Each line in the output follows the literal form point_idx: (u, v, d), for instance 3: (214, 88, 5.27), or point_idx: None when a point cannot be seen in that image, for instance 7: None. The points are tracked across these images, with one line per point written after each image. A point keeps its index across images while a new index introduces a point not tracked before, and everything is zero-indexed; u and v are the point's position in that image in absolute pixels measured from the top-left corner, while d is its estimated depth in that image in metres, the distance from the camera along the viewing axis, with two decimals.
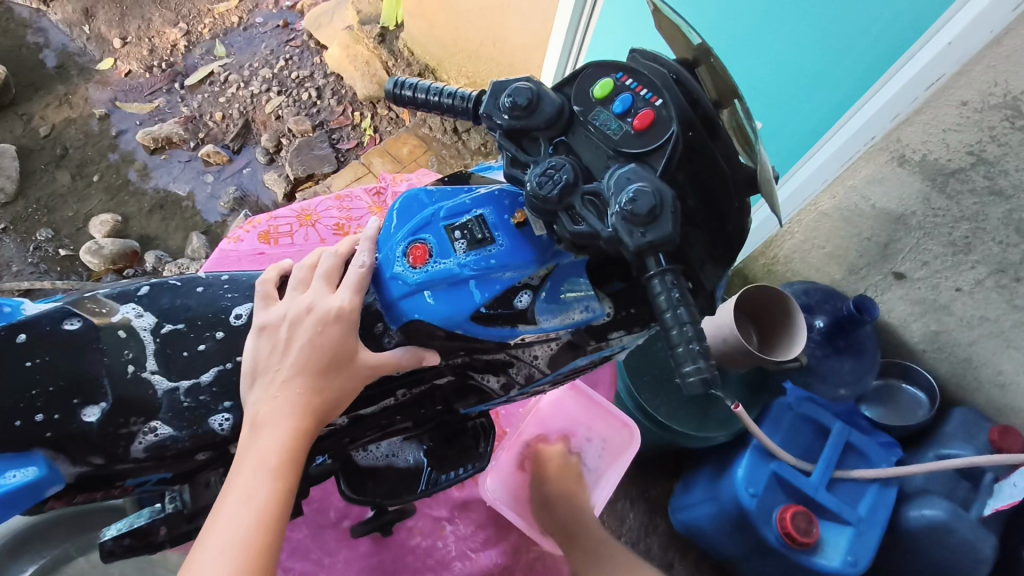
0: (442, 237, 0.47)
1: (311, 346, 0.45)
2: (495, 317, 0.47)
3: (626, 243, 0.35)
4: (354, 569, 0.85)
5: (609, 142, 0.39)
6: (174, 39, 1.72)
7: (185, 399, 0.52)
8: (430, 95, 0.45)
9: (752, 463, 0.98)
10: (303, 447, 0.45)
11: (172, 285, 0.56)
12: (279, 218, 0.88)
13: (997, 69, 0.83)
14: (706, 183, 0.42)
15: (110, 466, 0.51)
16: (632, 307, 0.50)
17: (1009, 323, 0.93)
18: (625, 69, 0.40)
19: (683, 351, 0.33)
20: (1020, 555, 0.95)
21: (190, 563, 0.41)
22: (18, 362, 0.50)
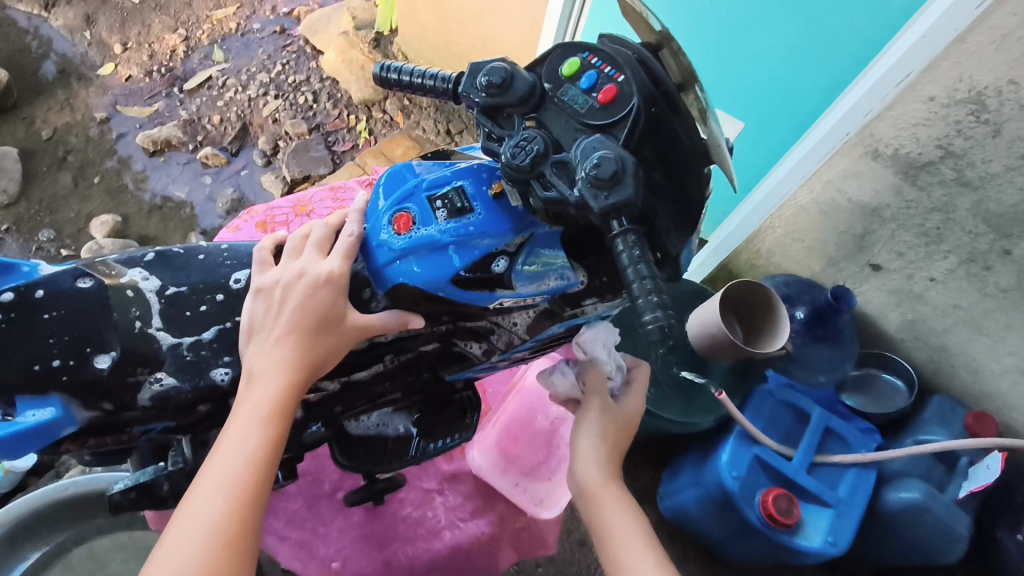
0: (425, 206, 0.49)
1: (303, 308, 0.49)
2: (475, 282, 0.50)
3: (592, 205, 0.38)
4: (348, 538, 0.88)
5: (576, 116, 0.43)
6: (173, 45, 1.76)
7: (187, 353, 0.55)
8: (414, 77, 0.48)
9: (736, 447, 1.00)
10: (292, 400, 0.49)
11: (176, 254, 0.58)
12: (276, 209, 0.92)
13: (962, 65, 0.84)
14: (669, 158, 0.46)
15: (119, 413, 0.54)
16: (604, 276, 0.54)
17: (981, 310, 0.96)
18: (591, 50, 0.44)
19: (643, 301, 0.36)
20: (996, 535, 0.98)
21: (188, 498, 0.46)
22: (36, 314, 0.52)
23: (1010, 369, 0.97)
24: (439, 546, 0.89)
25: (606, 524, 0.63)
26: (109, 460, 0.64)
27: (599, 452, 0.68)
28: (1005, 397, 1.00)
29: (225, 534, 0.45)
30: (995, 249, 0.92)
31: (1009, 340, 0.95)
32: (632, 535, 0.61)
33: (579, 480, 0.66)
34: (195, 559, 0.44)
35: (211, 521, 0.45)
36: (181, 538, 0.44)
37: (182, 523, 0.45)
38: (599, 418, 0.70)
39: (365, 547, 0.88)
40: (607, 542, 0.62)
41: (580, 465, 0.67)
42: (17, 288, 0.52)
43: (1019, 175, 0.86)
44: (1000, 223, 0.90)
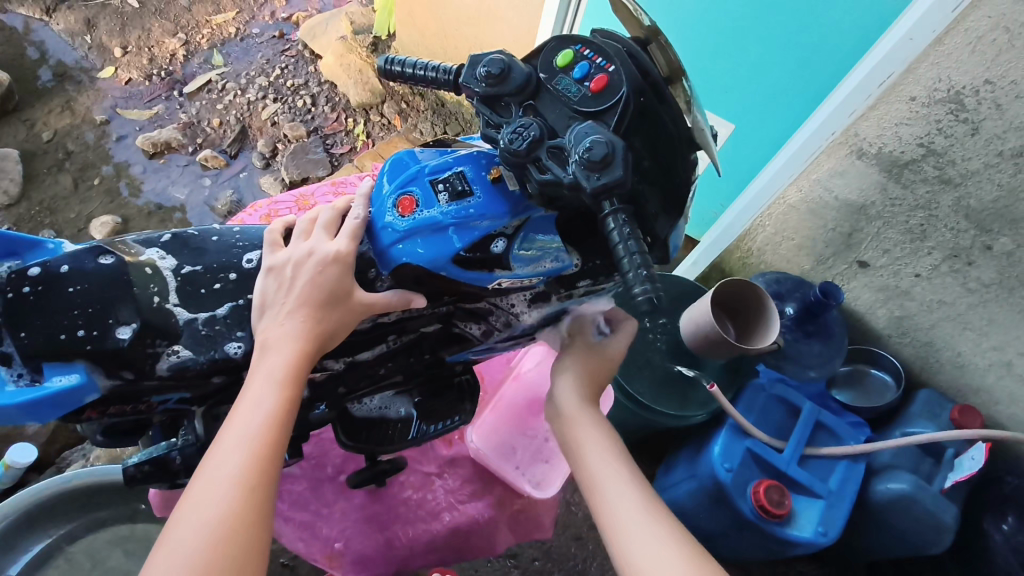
0: (427, 189, 0.52)
1: (312, 286, 0.52)
2: (474, 262, 0.52)
3: (585, 185, 0.41)
4: (350, 520, 0.90)
5: (570, 103, 0.45)
6: (173, 49, 1.79)
7: (202, 328, 0.57)
8: (416, 69, 0.51)
9: (727, 440, 1.02)
10: (305, 367, 0.52)
11: (190, 236, 0.61)
12: (279, 203, 0.95)
13: (940, 66, 0.88)
14: (657, 145, 0.48)
15: (138, 382, 0.55)
16: (597, 258, 0.57)
17: (964, 305, 0.99)
18: (583, 42, 0.47)
19: (633, 276, 0.39)
20: (982, 525, 1.00)
21: (210, 454, 0.49)
22: (61, 288, 0.54)
23: (994, 363, 1.00)
24: (439, 528, 0.91)
25: (577, 440, 0.68)
26: (121, 437, 0.66)
27: (578, 383, 0.73)
28: (989, 391, 1.02)
29: (245, 489, 0.48)
30: (977, 245, 0.94)
31: (992, 335, 0.97)
32: (601, 448, 0.66)
33: (557, 404, 0.72)
34: (219, 509, 0.46)
35: (232, 475, 0.48)
36: (204, 490, 0.47)
37: (204, 477, 0.48)
38: (581, 355, 0.75)
39: (367, 528, 0.90)
40: (577, 453, 0.67)
41: (559, 394, 0.73)
42: (44, 263, 0.54)
43: (997, 172, 0.88)
44: (981, 219, 0.92)
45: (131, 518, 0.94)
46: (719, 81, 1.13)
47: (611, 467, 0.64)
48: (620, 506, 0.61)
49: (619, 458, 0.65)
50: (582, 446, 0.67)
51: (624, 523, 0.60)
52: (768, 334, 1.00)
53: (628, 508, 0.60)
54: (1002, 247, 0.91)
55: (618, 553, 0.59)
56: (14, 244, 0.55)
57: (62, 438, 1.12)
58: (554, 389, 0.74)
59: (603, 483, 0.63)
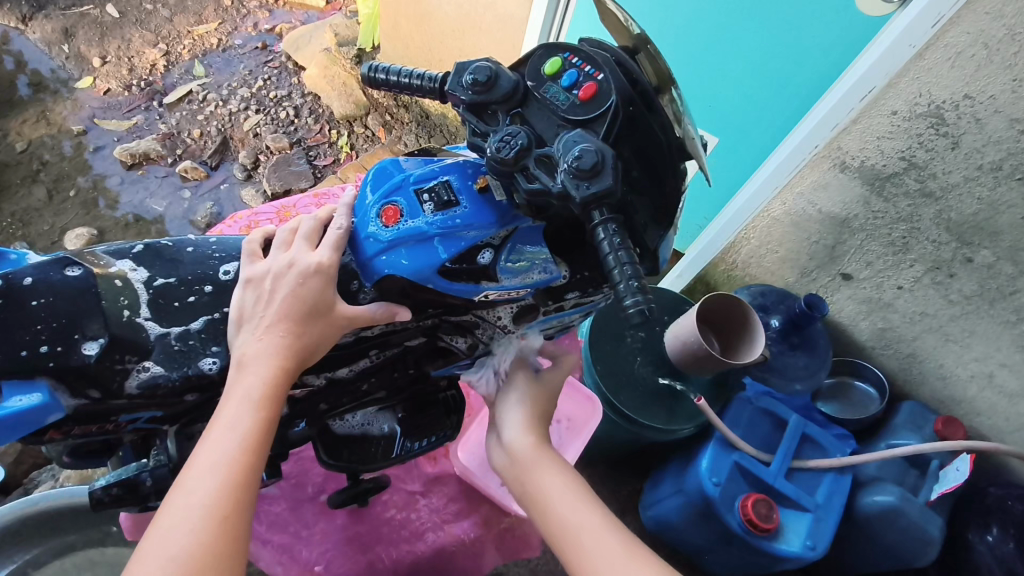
0: (413, 199, 0.50)
1: (293, 299, 0.50)
2: (461, 274, 0.51)
3: (574, 195, 0.40)
4: (331, 541, 0.87)
5: (558, 112, 0.44)
6: (153, 60, 1.76)
7: (175, 343, 0.55)
8: (401, 77, 0.50)
9: (715, 454, 1.01)
10: (283, 385, 0.50)
11: (165, 246, 0.59)
12: (261, 214, 0.93)
13: (920, 81, 0.88)
14: (646, 154, 0.48)
15: (106, 401, 0.52)
16: (585, 271, 0.55)
17: (946, 317, 0.99)
18: (571, 50, 0.46)
19: (624, 288, 0.38)
20: (967, 537, 1.00)
21: (181, 479, 0.47)
22: (23, 302, 0.51)
23: (976, 374, 1.00)
24: (423, 548, 0.88)
25: (539, 491, 0.63)
26: (88, 459, 0.63)
27: (529, 424, 0.69)
28: (971, 402, 1.03)
29: (218, 517, 0.45)
30: (958, 257, 0.94)
31: (974, 347, 0.98)
32: (567, 497, 0.62)
33: (511, 451, 0.67)
34: (190, 539, 0.44)
35: (205, 502, 0.45)
36: (175, 519, 0.45)
37: (176, 503, 0.45)
38: (524, 392, 0.71)
39: (348, 550, 0.87)
40: (542, 507, 0.62)
41: (511, 437, 0.68)
42: (6, 275, 0.51)
43: (977, 185, 0.89)
44: (962, 231, 0.92)
45: (102, 542, 0.92)
46: (702, 94, 1.14)
47: (580, 515, 0.60)
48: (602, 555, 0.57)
49: (587, 500, 0.62)
50: (546, 498, 0.62)
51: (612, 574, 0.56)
52: (753, 348, 0.99)
53: (611, 557, 0.57)
54: (982, 259, 0.92)
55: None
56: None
57: (29, 458, 1.08)
58: (503, 432, 0.69)
59: (579, 535, 0.59)
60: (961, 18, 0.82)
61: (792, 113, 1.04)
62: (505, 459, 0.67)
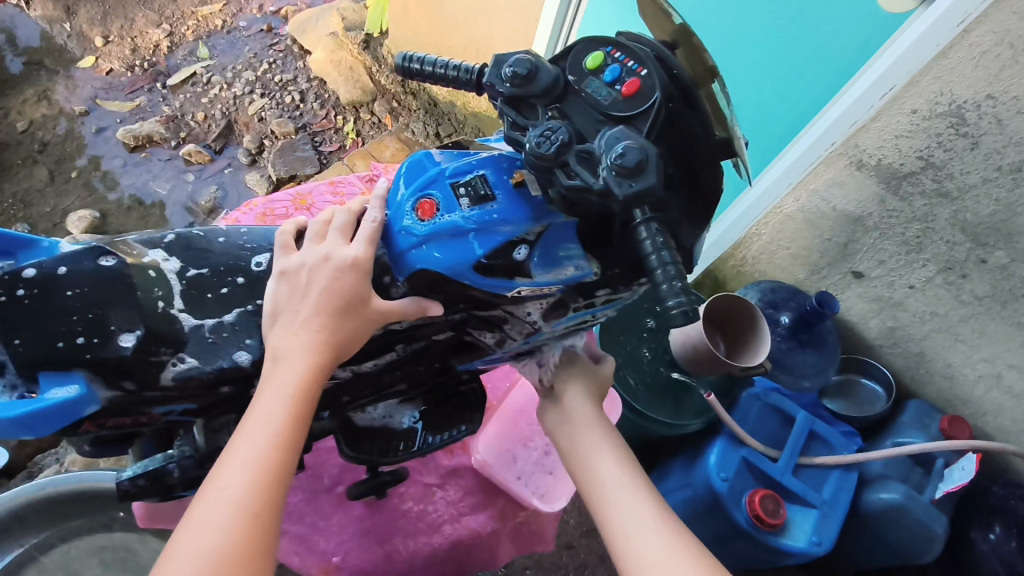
0: (448, 193, 0.50)
1: (328, 292, 0.50)
2: (494, 269, 0.50)
3: (615, 193, 0.38)
4: (349, 533, 0.87)
5: (599, 107, 0.43)
6: (157, 40, 1.75)
7: (209, 335, 0.54)
8: (439, 68, 0.46)
9: (723, 450, 1.03)
10: (319, 381, 0.50)
11: (196, 236, 0.58)
12: (276, 203, 0.91)
13: (942, 80, 0.87)
14: (681, 152, 0.47)
15: (141, 393, 0.51)
16: (617, 268, 0.54)
17: (956, 317, 1.00)
18: (613, 44, 0.44)
19: (667, 288, 0.37)
20: (969, 534, 1.02)
21: (214, 474, 0.47)
22: (58, 291, 0.50)
23: (983, 375, 1.01)
24: (441, 541, 0.88)
25: (588, 449, 0.65)
26: (111, 450, 0.63)
27: (588, 392, 0.71)
28: (977, 402, 1.04)
29: (248, 517, 0.45)
30: (971, 258, 0.95)
31: (984, 348, 0.98)
32: (611, 457, 0.64)
33: (565, 410, 0.70)
34: (221, 536, 0.44)
35: (235, 499, 0.45)
36: (207, 515, 0.44)
37: (207, 499, 0.45)
38: (581, 377, 0.73)
39: (366, 542, 0.87)
40: (585, 460, 0.64)
41: (567, 401, 0.71)
42: (39, 264, 0.51)
43: (994, 187, 0.89)
44: (977, 233, 0.93)
45: (109, 527, 0.91)
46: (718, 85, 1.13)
47: (621, 477, 0.61)
48: (628, 497, 0.60)
49: (626, 464, 0.63)
50: (591, 457, 0.64)
51: (632, 499, 0.59)
52: (757, 353, 0.96)
53: (636, 514, 0.58)
54: (997, 261, 0.92)
55: (620, 505, 0.59)
56: (5, 244, 0.52)
57: (36, 443, 1.08)
58: (561, 397, 0.71)
59: (615, 493, 0.60)
60: (988, 17, 0.81)
61: (803, 111, 1.03)
62: (557, 416, 0.70)
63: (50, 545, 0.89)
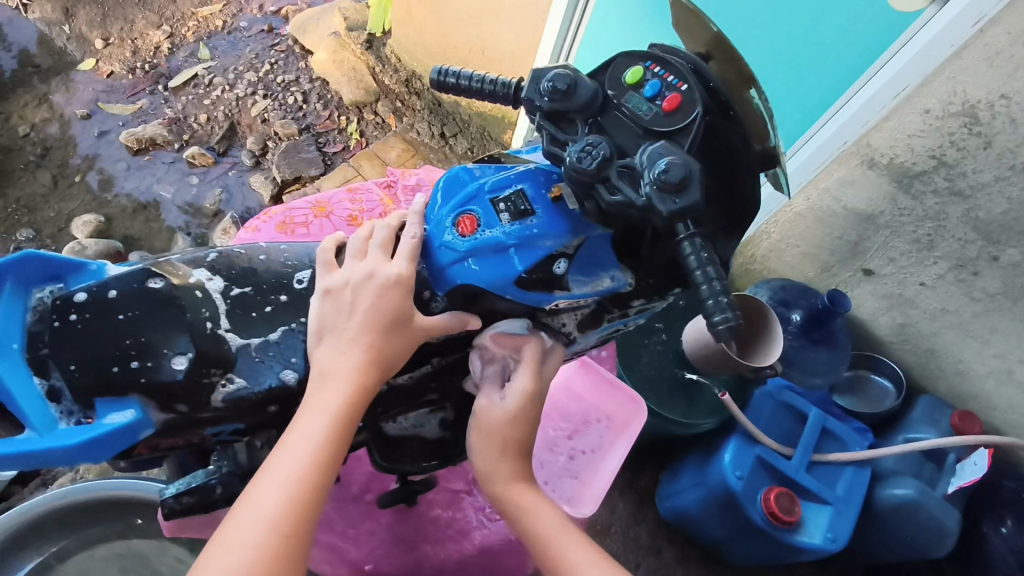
0: (489, 208, 0.51)
1: (375, 310, 0.51)
2: (534, 283, 0.51)
3: (659, 209, 0.39)
4: (378, 540, 0.88)
5: (641, 122, 0.44)
6: (157, 41, 1.73)
7: (255, 353, 0.58)
8: (471, 80, 0.48)
9: (737, 448, 1.03)
10: (361, 402, 0.51)
11: (236, 254, 0.62)
12: (295, 210, 0.92)
13: (955, 80, 0.88)
14: (719, 162, 0.49)
15: (193, 413, 0.55)
16: (651, 279, 0.56)
17: (968, 314, 1.00)
18: (653, 60, 0.45)
19: (713, 304, 0.37)
20: (981, 528, 1.02)
21: (251, 489, 0.48)
22: (111, 315, 0.55)
23: (993, 370, 1.02)
24: (470, 547, 0.89)
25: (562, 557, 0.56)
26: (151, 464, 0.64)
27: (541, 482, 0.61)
28: (988, 397, 1.05)
29: (281, 534, 0.46)
30: (983, 256, 0.95)
31: (994, 343, 0.99)
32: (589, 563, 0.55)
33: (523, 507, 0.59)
34: (254, 552, 0.45)
35: (270, 517, 0.46)
36: (243, 531, 0.46)
37: (243, 514, 0.47)
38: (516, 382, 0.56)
39: (396, 549, 0.88)
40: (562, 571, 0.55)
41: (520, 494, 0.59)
42: (89, 288, 0.56)
43: (1008, 185, 0.89)
44: (989, 230, 0.93)
45: (126, 534, 0.91)
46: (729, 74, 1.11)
47: None
48: None
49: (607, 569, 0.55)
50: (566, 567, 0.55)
51: None
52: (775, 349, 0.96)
53: None
54: (1009, 259, 0.93)
55: None
56: (58, 268, 0.58)
57: None
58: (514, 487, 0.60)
59: None
60: (1003, 17, 0.81)
61: (819, 99, 1.01)
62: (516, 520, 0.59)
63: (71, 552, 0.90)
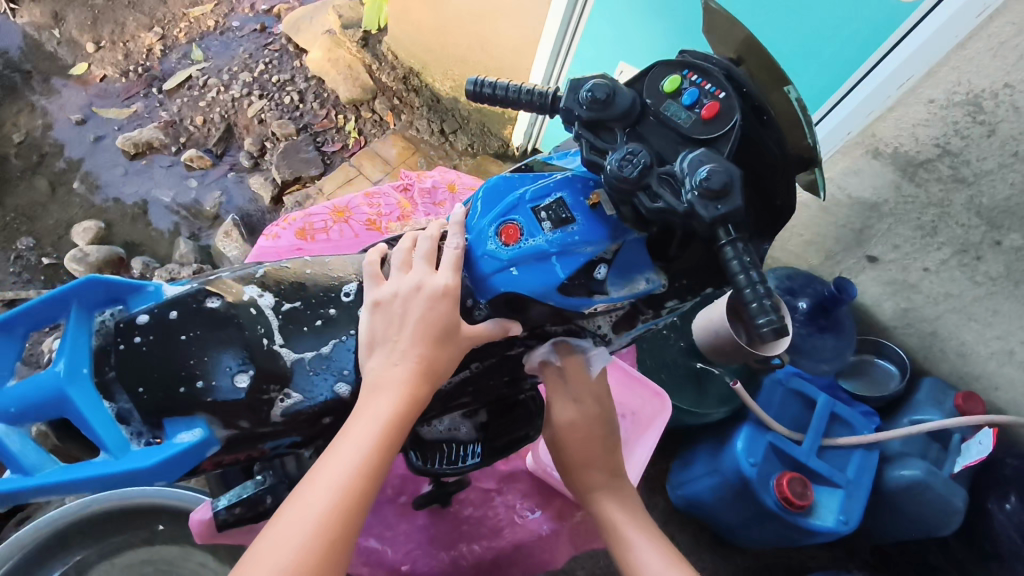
0: (530, 217, 0.57)
1: (424, 322, 0.54)
2: (576, 288, 0.57)
3: (702, 214, 0.46)
4: (415, 540, 0.91)
5: (681, 129, 0.51)
6: (150, 44, 1.71)
7: (308, 366, 0.61)
8: (510, 90, 0.56)
9: (750, 435, 1.05)
10: (411, 412, 0.54)
11: (284, 268, 0.66)
12: (314, 215, 0.98)
13: (960, 70, 0.89)
14: (755, 164, 0.54)
15: (255, 428, 0.60)
16: (683, 279, 0.62)
17: (971, 297, 1.02)
18: (690, 68, 0.52)
19: (758, 306, 0.44)
20: (986, 505, 1.04)
21: (300, 489, 0.50)
22: (175, 335, 0.59)
23: (996, 352, 1.04)
24: (504, 543, 0.93)
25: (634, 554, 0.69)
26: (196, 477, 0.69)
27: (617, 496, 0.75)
28: (990, 377, 1.07)
29: (325, 535, 0.48)
30: (986, 241, 0.97)
31: (996, 325, 1.01)
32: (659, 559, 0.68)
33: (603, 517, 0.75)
34: (299, 551, 0.47)
35: (317, 518, 0.48)
36: (290, 529, 0.48)
37: (291, 513, 0.49)
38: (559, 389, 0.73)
39: (432, 548, 0.91)
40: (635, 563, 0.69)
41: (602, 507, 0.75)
42: (151, 311, 0.60)
43: (1011, 172, 0.91)
44: (992, 216, 0.95)
45: (149, 542, 0.91)
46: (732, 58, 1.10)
47: None
48: None
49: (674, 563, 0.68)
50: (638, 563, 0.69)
51: None
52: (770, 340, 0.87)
53: None
54: (1011, 243, 0.95)
55: None
56: (117, 290, 0.61)
57: None
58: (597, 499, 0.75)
59: None
60: (1006, 9, 0.83)
61: (820, 88, 1.02)
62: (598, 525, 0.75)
63: (95, 561, 0.90)
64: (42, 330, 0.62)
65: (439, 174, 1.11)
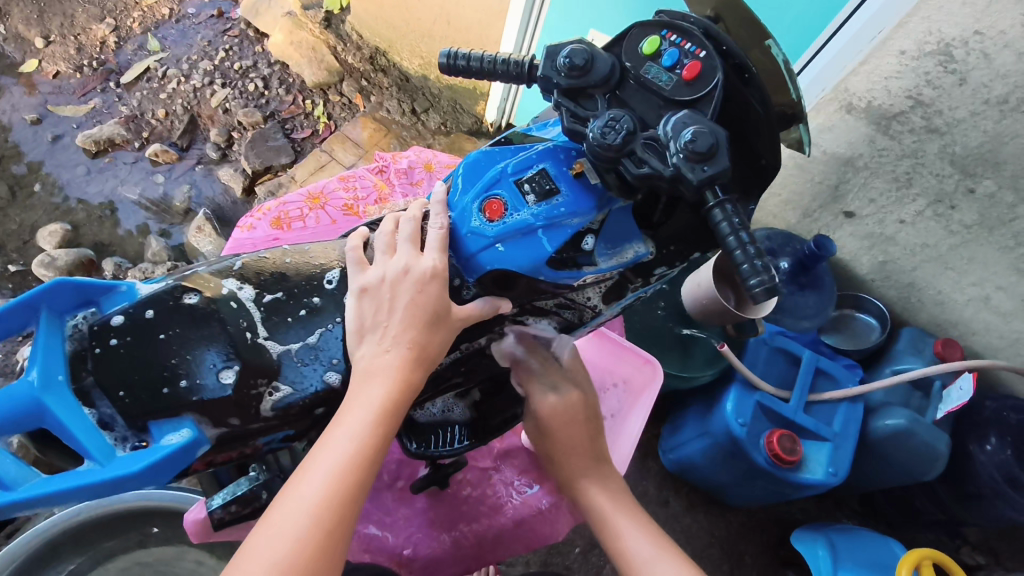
0: (513, 190, 0.57)
1: (413, 305, 0.54)
2: (564, 261, 0.58)
3: (690, 176, 0.46)
4: (415, 524, 0.93)
5: (662, 92, 0.51)
6: (102, 36, 1.64)
7: (296, 357, 0.60)
8: (483, 61, 0.55)
9: (739, 396, 1.06)
10: (404, 399, 0.53)
11: (262, 258, 0.65)
12: (289, 204, 0.96)
13: (931, 19, 0.89)
14: (739, 122, 0.55)
15: (244, 425, 0.59)
16: (671, 245, 0.63)
17: (946, 246, 1.04)
18: (669, 28, 0.52)
19: (749, 267, 0.44)
20: (967, 448, 1.06)
21: (293, 482, 0.49)
22: (154, 335, 0.58)
23: (972, 298, 1.06)
24: (504, 520, 0.94)
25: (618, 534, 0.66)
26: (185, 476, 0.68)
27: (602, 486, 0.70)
28: (968, 323, 1.09)
29: (320, 527, 0.47)
30: (959, 189, 0.98)
31: (972, 272, 1.03)
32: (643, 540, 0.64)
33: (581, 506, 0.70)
34: (293, 543, 0.46)
35: (310, 510, 0.47)
36: (284, 523, 0.47)
37: (285, 505, 0.48)
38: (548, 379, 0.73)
39: (432, 531, 0.93)
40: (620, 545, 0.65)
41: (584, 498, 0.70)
42: (127, 311, 0.59)
43: (982, 119, 0.91)
44: (965, 163, 0.95)
45: (144, 543, 0.91)
46: None
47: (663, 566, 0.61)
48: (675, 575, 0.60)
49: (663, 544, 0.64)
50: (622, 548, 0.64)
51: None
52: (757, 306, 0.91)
53: None
54: (985, 190, 0.95)
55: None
56: (90, 293, 0.60)
57: None
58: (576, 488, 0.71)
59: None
60: None
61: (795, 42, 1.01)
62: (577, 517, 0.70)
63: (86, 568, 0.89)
64: (12, 338, 0.60)
65: (415, 154, 1.09)
